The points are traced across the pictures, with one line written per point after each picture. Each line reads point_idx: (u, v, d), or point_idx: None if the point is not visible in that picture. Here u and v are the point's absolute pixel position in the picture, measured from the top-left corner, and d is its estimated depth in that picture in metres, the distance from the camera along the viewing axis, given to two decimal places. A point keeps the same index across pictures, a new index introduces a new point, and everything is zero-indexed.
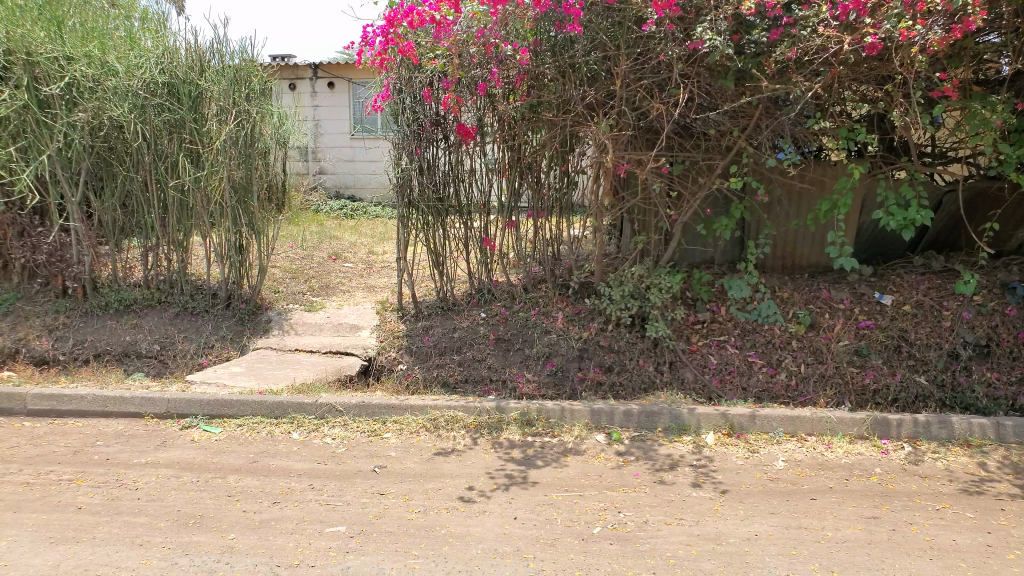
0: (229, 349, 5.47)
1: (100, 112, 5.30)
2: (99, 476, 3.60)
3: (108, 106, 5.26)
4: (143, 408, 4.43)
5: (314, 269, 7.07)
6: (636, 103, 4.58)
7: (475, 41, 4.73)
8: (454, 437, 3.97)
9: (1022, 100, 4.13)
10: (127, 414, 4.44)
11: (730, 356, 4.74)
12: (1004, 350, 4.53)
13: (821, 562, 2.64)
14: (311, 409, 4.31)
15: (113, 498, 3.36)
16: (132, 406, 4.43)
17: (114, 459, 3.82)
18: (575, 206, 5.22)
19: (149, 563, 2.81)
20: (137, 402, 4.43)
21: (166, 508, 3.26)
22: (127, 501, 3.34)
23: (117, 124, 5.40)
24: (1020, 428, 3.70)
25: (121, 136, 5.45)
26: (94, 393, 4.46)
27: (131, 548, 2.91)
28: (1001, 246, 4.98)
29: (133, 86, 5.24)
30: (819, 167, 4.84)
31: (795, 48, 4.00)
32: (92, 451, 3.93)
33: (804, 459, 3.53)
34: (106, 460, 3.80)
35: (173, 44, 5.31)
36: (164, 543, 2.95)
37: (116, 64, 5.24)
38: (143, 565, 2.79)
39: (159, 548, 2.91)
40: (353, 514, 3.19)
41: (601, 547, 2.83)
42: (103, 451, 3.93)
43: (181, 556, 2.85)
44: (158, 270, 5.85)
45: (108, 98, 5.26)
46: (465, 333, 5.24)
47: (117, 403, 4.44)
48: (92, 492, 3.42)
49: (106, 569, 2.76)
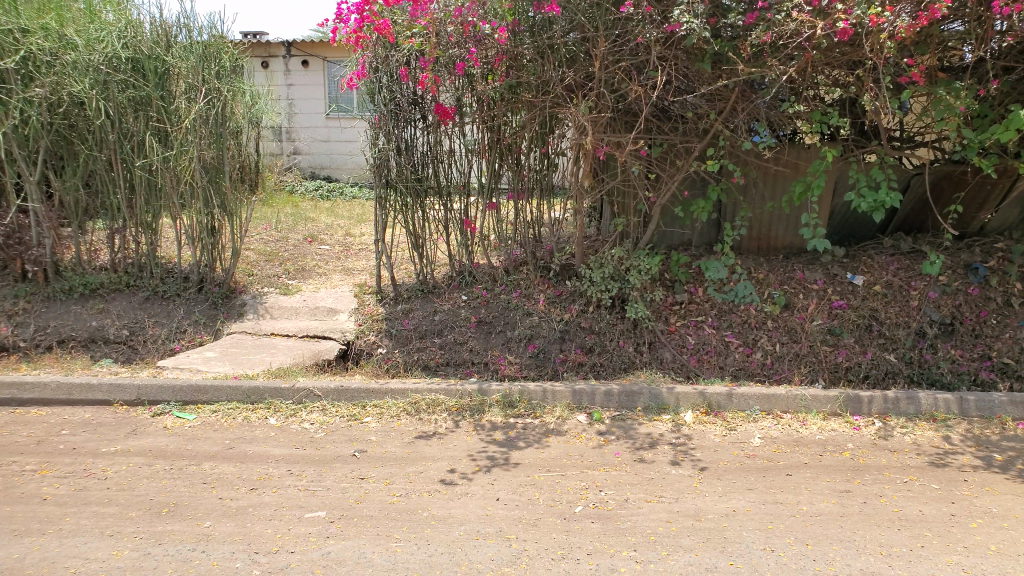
0: (203, 334, 5.46)
1: (59, 87, 5.25)
2: (64, 467, 3.61)
3: (67, 81, 5.20)
4: (111, 395, 4.43)
5: (290, 252, 7.05)
6: (614, 85, 4.64)
7: (453, 20, 4.77)
8: (436, 420, 4.03)
9: (985, 86, 4.27)
10: (95, 402, 4.44)
11: (708, 336, 4.85)
12: (969, 327, 4.70)
13: (797, 536, 2.76)
14: (289, 394, 4.37)
15: (79, 489, 3.38)
16: (100, 393, 4.43)
17: (79, 449, 3.82)
18: (556, 188, 5.30)
19: (119, 553, 2.85)
20: (104, 389, 4.43)
21: (138, 497, 3.30)
22: (95, 491, 3.36)
23: (77, 100, 5.33)
24: (983, 403, 3.85)
25: (82, 113, 5.39)
26: (57, 380, 4.45)
27: (101, 539, 2.95)
28: (964, 228, 5.13)
29: (94, 61, 5.19)
30: (794, 150, 4.89)
31: (770, 32, 4.08)
32: (57, 440, 3.93)
33: (780, 436, 3.65)
34: (73, 449, 3.81)
35: (136, 18, 5.29)
36: (135, 533, 3.00)
37: (75, 38, 5.21)
38: (113, 556, 2.83)
39: (130, 538, 2.96)
40: (333, 498, 3.26)
41: (583, 526, 2.92)
42: (68, 440, 3.93)
43: (154, 546, 2.90)
44: (125, 253, 5.84)
45: (67, 72, 5.21)
46: (446, 316, 5.29)
47: (83, 390, 4.44)
48: (58, 483, 3.43)
49: (74, 561, 2.79)
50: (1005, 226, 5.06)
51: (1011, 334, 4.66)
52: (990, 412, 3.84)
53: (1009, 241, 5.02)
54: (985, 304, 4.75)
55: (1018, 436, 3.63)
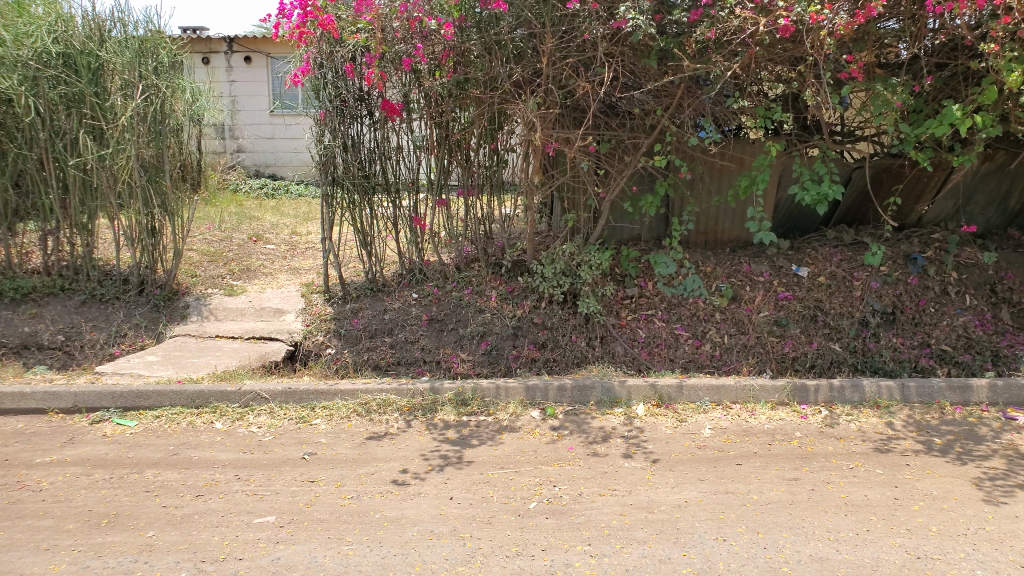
0: (144, 337, 5.29)
1: None
2: None
3: None
4: (45, 404, 4.25)
5: (234, 252, 6.88)
6: (562, 81, 4.62)
7: (399, 16, 4.67)
8: (387, 421, 3.97)
9: (920, 82, 4.38)
10: (29, 411, 4.25)
11: (658, 330, 4.90)
12: (909, 316, 4.84)
13: (748, 525, 2.79)
14: (235, 397, 4.25)
15: (12, 502, 3.22)
16: (33, 402, 4.25)
17: (12, 460, 3.65)
18: (507, 184, 5.25)
19: (57, 568, 2.73)
20: (38, 397, 4.25)
21: (76, 509, 3.17)
22: (30, 504, 3.21)
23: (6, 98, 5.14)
24: (923, 389, 3.96)
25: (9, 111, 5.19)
26: None
27: (37, 553, 2.82)
28: (903, 220, 5.28)
29: (23, 56, 4.99)
30: (739, 144, 4.97)
31: (715, 28, 4.13)
32: None
33: (730, 426, 3.69)
34: (5, 461, 3.64)
35: (67, 12, 5.08)
36: (73, 546, 2.87)
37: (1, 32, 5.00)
38: (51, 571, 2.71)
39: (68, 552, 2.83)
40: (283, 503, 3.18)
41: (537, 522, 2.90)
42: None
43: (93, 559, 2.78)
44: (59, 256, 5.62)
45: None
46: (396, 315, 5.22)
47: (16, 399, 4.26)
48: None
49: None
50: (939, 217, 5.26)
51: (948, 321, 4.82)
52: (930, 397, 3.95)
53: (944, 232, 5.19)
54: (924, 293, 4.90)
55: (956, 420, 3.75)
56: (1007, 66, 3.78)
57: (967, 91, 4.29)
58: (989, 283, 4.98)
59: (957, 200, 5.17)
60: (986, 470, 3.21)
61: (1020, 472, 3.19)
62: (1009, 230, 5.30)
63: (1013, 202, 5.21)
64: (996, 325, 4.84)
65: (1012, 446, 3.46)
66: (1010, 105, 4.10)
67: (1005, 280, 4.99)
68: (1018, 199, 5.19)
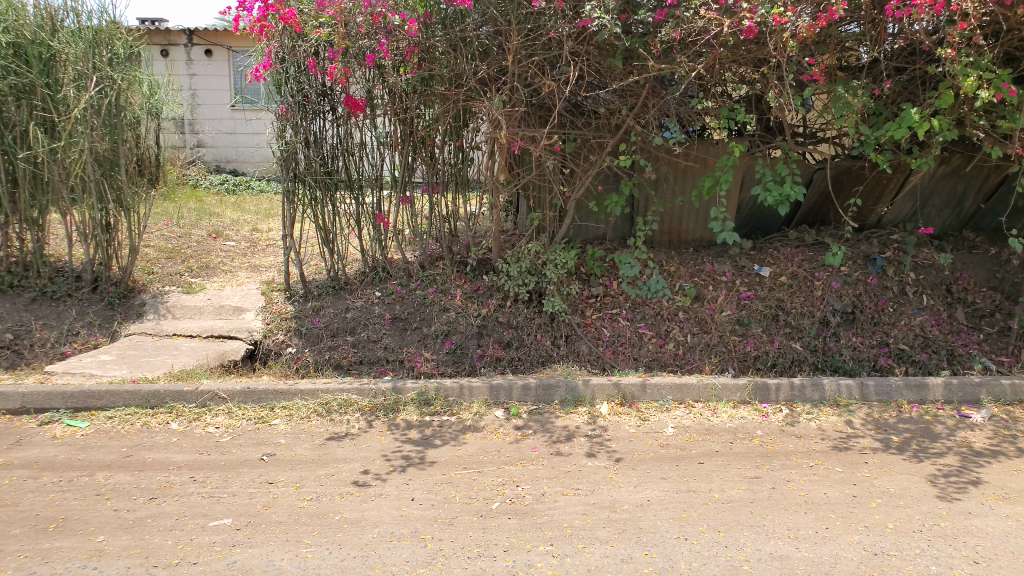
0: (97, 336, 5.14)
1: None
2: None
3: None
4: None
5: (193, 249, 6.73)
6: (528, 79, 4.58)
7: (362, 10, 4.58)
8: (348, 421, 3.90)
9: (880, 85, 4.43)
10: None
11: (622, 328, 4.91)
12: (868, 316, 4.90)
13: (709, 524, 2.79)
14: (191, 397, 4.15)
15: None
16: None
17: None
18: (473, 181, 5.26)
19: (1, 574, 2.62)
20: None
21: (23, 513, 3.06)
22: None
23: None
24: (881, 387, 4.02)
25: None
26: None
27: None
28: (863, 220, 5.37)
29: None
30: (703, 145, 4.95)
31: (679, 29, 4.18)
32: None
33: (692, 425, 3.70)
34: None
35: (19, 1, 4.92)
36: (20, 551, 2.77)
37: None
38: None
39: (14, 557, 2.73)
40: (239, 505, 3.11)
41: (499, 523, 2.87)
42: None
43: (40, 565, 2.68)
44: (9, 252, 5.46)
45: None
46: (359, 313, 5.16)
47: None
48: None
49: None
50: (898, 218, 5.35)
51: (905, 321, 4.90)
52: (888, 396, 4.00)
53: (902, 233, 5.27)
54: (882, 293, 4.98)
55: (912, 418, 3.81)
56: (963, 71, 3.85)
57: (925, 95, 4.36)
58: (945, 284, 5.08)
59: (915, 202, 5.25)
60: (942, 467, 3.26)
61: (974, 469, 3.24)
62: (965, 232, 5.40)
63: (969, 204, 5.30)
64: (951, 324, 4.93)
65: (966, 444, 3.52)
66: (966, 109, 4.17)
67: (961, 281, 5.09)
68: (974, 200, 5.29)
